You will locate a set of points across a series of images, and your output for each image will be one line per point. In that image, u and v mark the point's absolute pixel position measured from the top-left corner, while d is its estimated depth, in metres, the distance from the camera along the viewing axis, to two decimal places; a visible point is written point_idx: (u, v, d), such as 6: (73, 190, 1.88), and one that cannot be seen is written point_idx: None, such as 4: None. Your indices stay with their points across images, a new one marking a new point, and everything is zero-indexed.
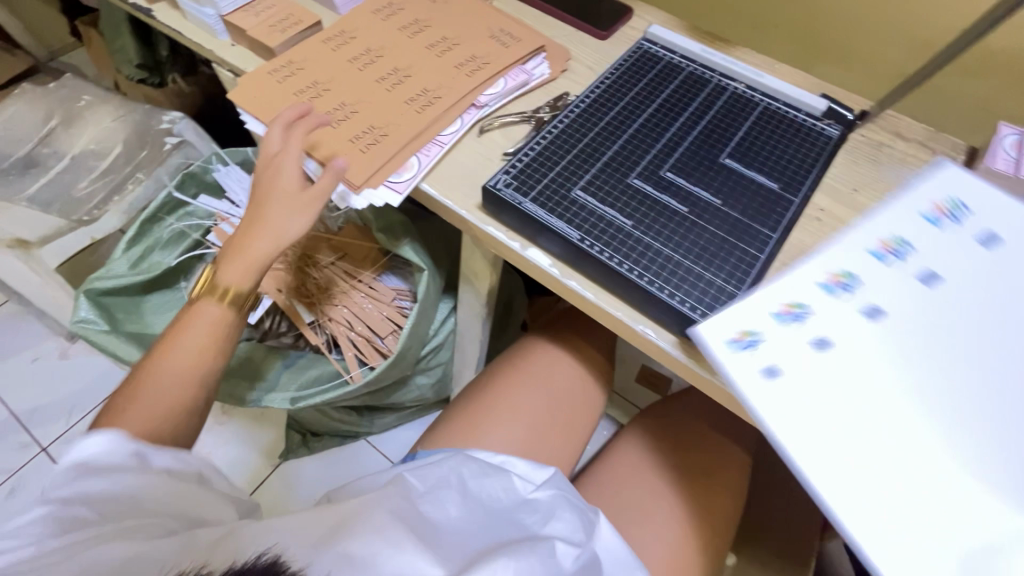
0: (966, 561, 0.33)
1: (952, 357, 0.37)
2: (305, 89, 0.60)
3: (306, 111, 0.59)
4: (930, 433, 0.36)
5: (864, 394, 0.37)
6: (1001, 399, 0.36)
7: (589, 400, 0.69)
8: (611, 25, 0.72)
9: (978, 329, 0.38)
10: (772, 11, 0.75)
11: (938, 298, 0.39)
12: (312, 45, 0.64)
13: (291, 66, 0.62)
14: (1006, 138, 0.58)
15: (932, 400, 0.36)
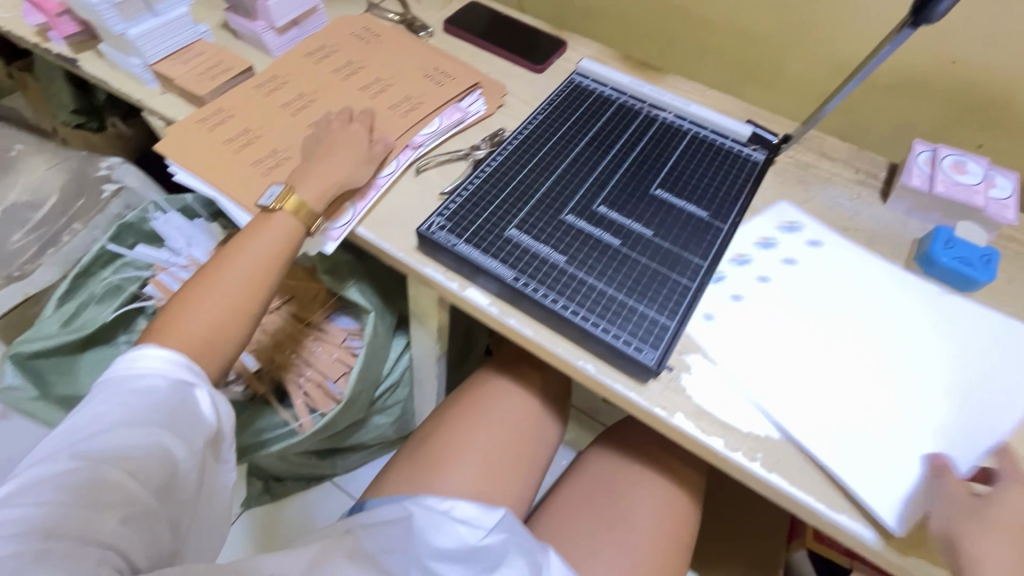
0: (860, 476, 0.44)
1: (818, 324, 0.51)
2: (235, 138, 0.61)
3: (238, 161, 0.59)
4: (833, 370, 0.49)
5: (777, 342, 0.50)
6: (851, 354, 0.50)
7: (546, 433, 0.68)
8: (548, 58, 0.74)
9: (814, 299, 0.53)
10: (703, 44, 0.78)
11: (783, 277, 0.54)
12: (243, 96, 0.64)
13: (222, 118, 0.62)
14: (920, 155, 0.61)
15: (849, 345, 0.50)
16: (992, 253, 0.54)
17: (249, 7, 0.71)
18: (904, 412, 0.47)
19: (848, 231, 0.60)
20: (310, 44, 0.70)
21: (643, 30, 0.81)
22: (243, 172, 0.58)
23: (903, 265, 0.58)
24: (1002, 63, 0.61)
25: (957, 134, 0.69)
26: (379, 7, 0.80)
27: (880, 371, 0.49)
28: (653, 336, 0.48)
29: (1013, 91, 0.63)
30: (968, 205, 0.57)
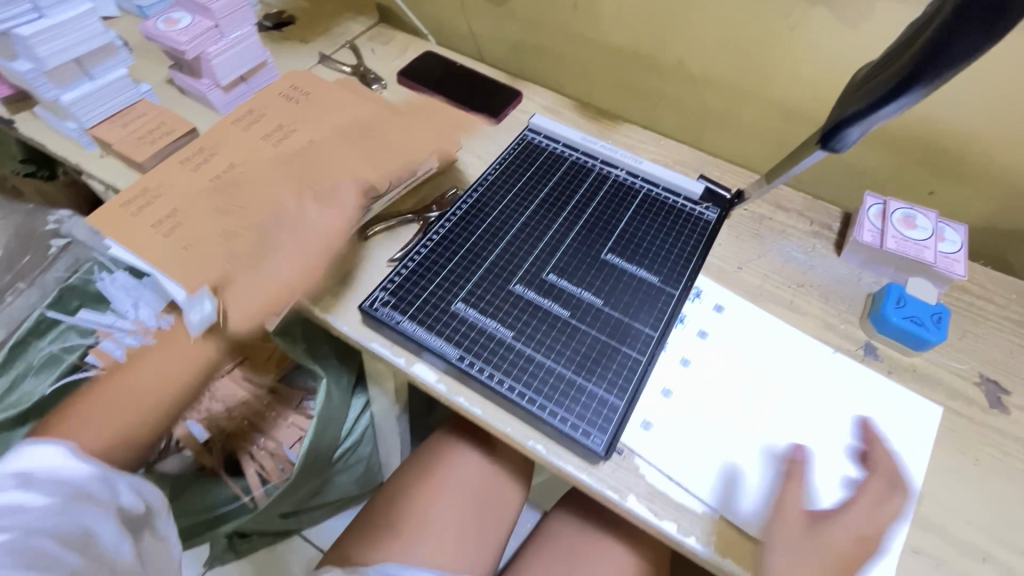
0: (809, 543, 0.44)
1: (764, 380, 0.52)
2: (167, 217, 0.59)
3: (171, 241, 0.58)
4: (776, 429, 0.49)
5: (721, 407, 0.50)
6: (787, 408, 0.51)
7: (508, 497, 0.67)
8: (501, 110, 0.73)
9: (757, 357, 0.54)
10: (659, 93, 0.77)
11: (726, 335, 0.55)
12: (183, 167, 0.63)
13: (161, 193, 0.62)
14: (871, 208, 0.61)
15: (786, 401, 0.51)
16: (942, 312, 0.54)
17: (193, 66, 0.70)
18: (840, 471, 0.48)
19: (803, 287, 0.60)
20: (256, 106, 0.70)
21: (598, 76, 0.81)
22: (176, 253, 0.57)
23: (857, 322, 0.57)
24: (952, 116, 0.60)
25: (908, 183, 0.68)
26: (331, 60, 0.80)
27: (825, 433, 0.49)
28: (600, 413, 0.47)
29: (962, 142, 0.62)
30: (919, 261, 0.56)
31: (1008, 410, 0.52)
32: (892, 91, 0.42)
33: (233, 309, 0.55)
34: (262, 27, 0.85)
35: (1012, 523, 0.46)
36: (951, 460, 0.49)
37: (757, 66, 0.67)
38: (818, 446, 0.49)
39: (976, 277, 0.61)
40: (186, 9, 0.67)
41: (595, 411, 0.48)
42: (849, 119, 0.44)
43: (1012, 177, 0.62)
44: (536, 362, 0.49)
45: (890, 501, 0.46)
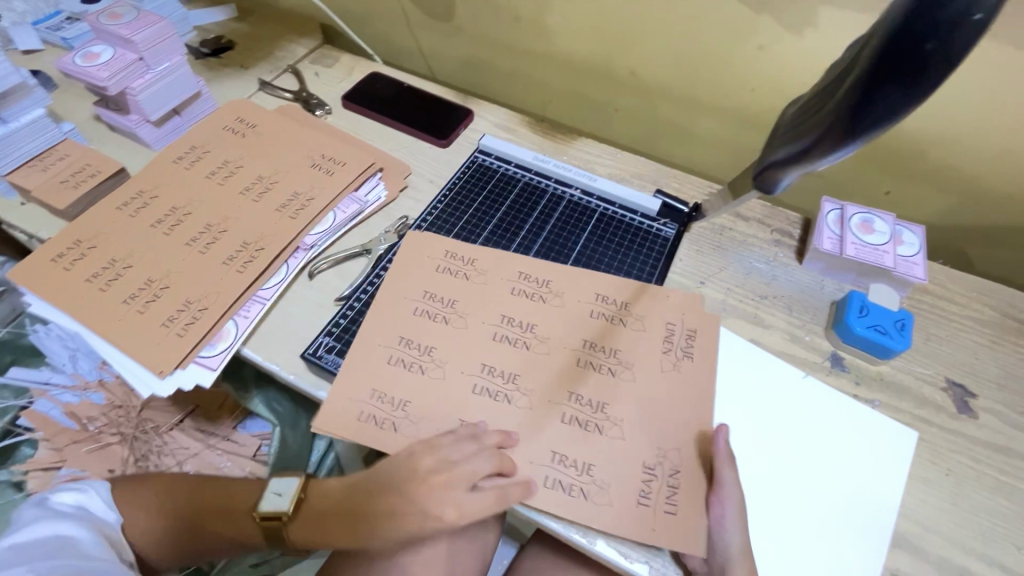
0: (855, 550, 0.44)
1: (774, 394, 0.51)
2: (97, 270, 0.55)
3: (99, 295, 0.54)
4: (794, 443, 0.49)
5: (750, 422, 0.50)
6: (802, 422, 0.50)
7: (476, 534, 0.64)
8: (451, 130, 0.71)
9: (764, 367, 0.53)
10: (615, 104, 0.75)
11: (737, 345, 0.54)
12: (106, 214, 0.59)
13: (82, 244, 0.57)
14: (829, 214, 0.60)
15: (799, 413, 0.50)
16: (907, 318, 0.54)
17: (120, 101, 0.66)
18: (862, 477, 0.47)
19: (766, 299, 0.58)
20: (189, 142, 0.66)
21: (551, 89, 0.78)
22: (109, 309, 0.53)
23: (822, 333, 0.56)
24: (903, 116, 0.60)
25: (867, 182, 0.67)
26: (272, 86, 0.76)
27: (819, 443, 0.49)
28: (572, 467, 0.44)
29: (922, 143, 0.61)
30: (879, 267, 0.56)
31: (976, 414, 0.51)
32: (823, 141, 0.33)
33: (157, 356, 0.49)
34: (199, 53, 0.80)
35: (987, 533, 0.45)
36: (924, 471, 0.48)
37: (710, 76, 0.66)
38: (832, 457, 0.48)
39: (937, 278, 0.60)
40: (107, 42, 0.63)
41: (563, 457, 0.45)
42: (777, 164, 0.35)
43: (965, 175, 0.61)
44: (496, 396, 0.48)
45: (876, 510, 0.46)
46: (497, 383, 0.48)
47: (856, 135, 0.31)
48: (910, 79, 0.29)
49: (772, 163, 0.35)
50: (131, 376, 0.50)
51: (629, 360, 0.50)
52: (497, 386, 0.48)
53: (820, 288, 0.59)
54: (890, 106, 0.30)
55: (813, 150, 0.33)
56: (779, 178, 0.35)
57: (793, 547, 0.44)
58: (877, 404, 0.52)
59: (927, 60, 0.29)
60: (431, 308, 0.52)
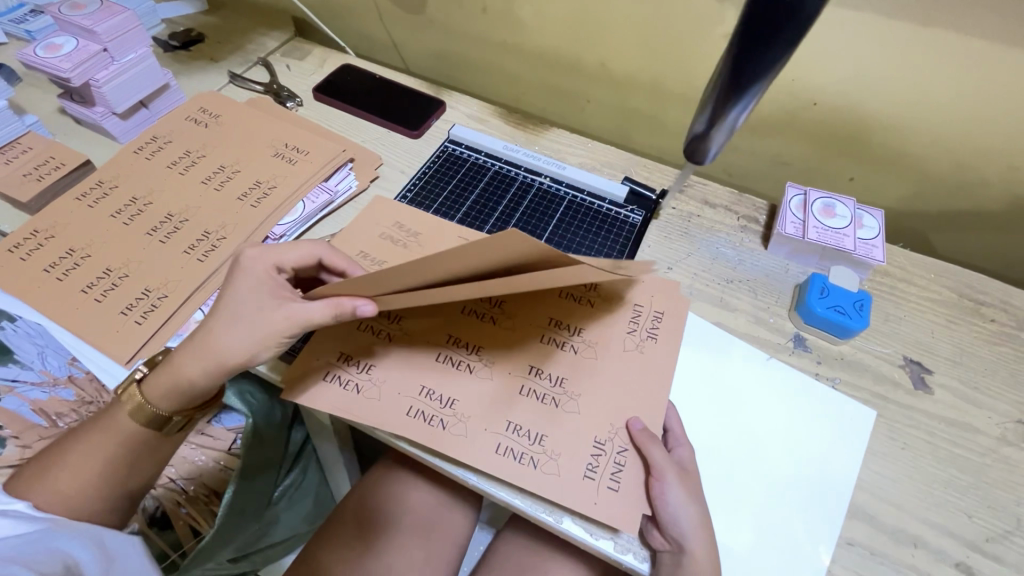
0: (815, 521, 0.45)
1: (738, 375, 0.53)
2: (62, 261, 0.55)
3: (63, 286, 0.53)
4: (757, 421, 0.50)
5: (715, 401, 0.51)
6: (766, 401, 0.51)
7: (452, 520, 0.64)
8: (423, 121, 0.71)
9: (730, 348, 0.54)
10: (586, 94, 0.76)
11: (703, 328, 0.56)
12: (70, 206, 0.59)
13: (47, 236, 0.56)
14: (792, 199, 0.62)
15: (762, 393, 0.52)
16: (865, 298, 0.55)
17: (84, 93, 0.65)
18: (821, 452, 0.48)
19: (731, 283, 0.60)
20: (157, 134, 0.66)
21: (523, 80, 0.79)
22: (70, 298, 0.52)
23: (785, 314, 0.58)
24: (861, 102, 0.61)
25: (831, 168, 0.69)
26: (242, 78, 0.75)
27: (782, 421, 0.50)
28: (537, 447, 0.45)
29: (879, 126, 0.62)
30: (838, 248, 0.57)
31: (931, 390, 0.53)
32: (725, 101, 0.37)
33: (121, 346, 0.49)
34: (168, 46, 0.80)
35: (939, 503, 0.47)
36: (880, 446, 0.50)
37: (677, 65, 0.67)
38: (793, 433, 0.49)
39: (896, 259, 0.62)
40: (71, 33, 0.62)
41: (529, 440, 0.45)
42: (699, 135, 0.40)
43: (921, 159, 0.63)
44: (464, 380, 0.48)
45: (834, 483, 0.47)
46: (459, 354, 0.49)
47: (747, 89, 0.36)
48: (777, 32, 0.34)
49: (696, 134, 0.40)
50: (96, 367, 0.49)
51: (595, 343, 0.50)
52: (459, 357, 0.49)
53: (785, 273, 0.61)
54: (765, 61, 0.34)
55: (719, 111, 0.38)
56: (711, 144, 0.40)
57: (753, 521, 0.45)
58: (837, 382, 0.53)
59: (785, 16, 0.33)
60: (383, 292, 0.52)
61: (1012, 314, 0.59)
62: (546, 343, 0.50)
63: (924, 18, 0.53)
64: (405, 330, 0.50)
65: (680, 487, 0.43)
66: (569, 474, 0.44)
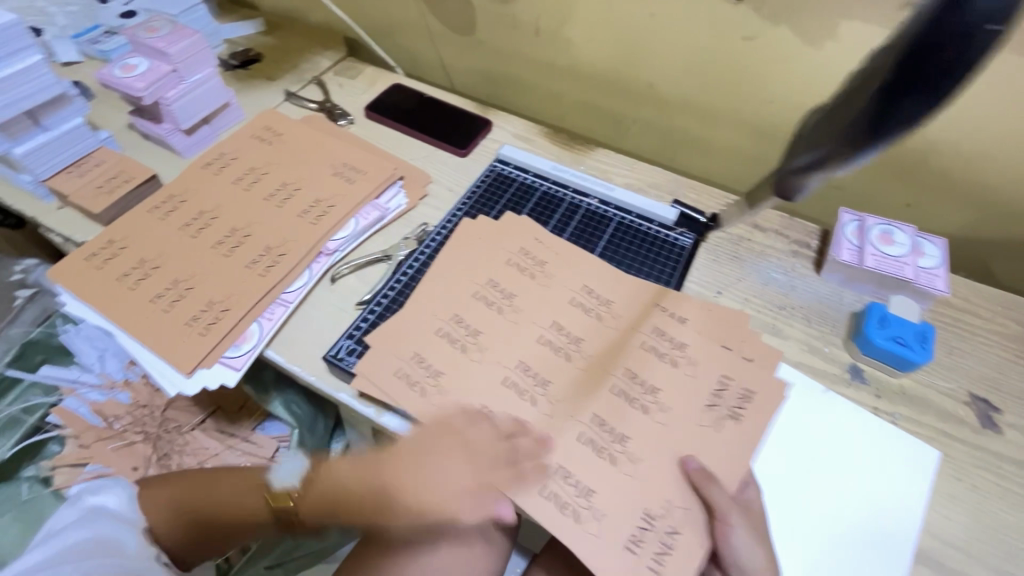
0: (880, 563, 0.43)
1: (794, 407, 0.51)
2: (132, 270, 0.57)
3: (132, 295, 0.56)
4: (816, 455, 0.48)
5: (771, 433, 0.49)
6: (823, 435, 0.49)
7: (490, 537, 0.64)
8: (471, 140, 0.72)
9: (785, 378, 0.53)
10: (632, 115, 0.76)
11: None
12: (142, 216, 0.62)
13: (119, 246, 0.59)
14: (848, 226, 0.60)
15: (820, 426, 0.50)
16: (928, 330, 0.53)
17: (153, 110, 0.68)
18: (884, 490, 0.47)
19: (785, 310, 0.58)
20: (221, 149, 0.69)
21: (569, 100, 0.80)
22: (139, 306, 0.55)
23: (841, 344, 0.56)
24: (922, 128, 0.59)
25: (888, 194, 0.67)
26: (298, 96, 0.78)
27: (842, 457, 0.48)
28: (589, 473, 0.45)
29: (944, 152, 0.60)
30: (900, 278, 0.55)
31: (1000, 430, 0.50)
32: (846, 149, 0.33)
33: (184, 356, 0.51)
34: (228, 65, 0.84)
35: (1014, 553, 0.44)
36: (948, 488, 0.47)
37: (729, 89, 0.66)
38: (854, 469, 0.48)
39: (959, 290, 0.60)
40: (144, 54, 0.66)
41: (579, 468, 0.45)
42: (800, 171, 0.36)
43: (986, 186, 0.61)
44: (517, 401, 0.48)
45: (899, 524, 0.45)
46: (527, 381, 0.49)
47: (878, 141, 0.32)
48: (934, 85, 0.30)
49: (796, 168, 0.36)
50: (159, 374, 0.51)
51: (646, 369, 0.50)
52: (526, 384, 0.49)
53: (842, 300, 0.59)
54: (904, 115, 0.31)
55: (832, 157, 0.34)
56: (808, 183, 0.36)
57: (814, 563, 0.43)
58: (898, 417, 0.51)
59: (946, 66, 0.29)
60: (456, 331, 0.52)
61: None
62: (598, 368, 0.50)
63: (1001, 47, 0.51)
64: (466, 348, 0.51)
65: (738, 522, 0.42)
66: (636, 509, 0.44)
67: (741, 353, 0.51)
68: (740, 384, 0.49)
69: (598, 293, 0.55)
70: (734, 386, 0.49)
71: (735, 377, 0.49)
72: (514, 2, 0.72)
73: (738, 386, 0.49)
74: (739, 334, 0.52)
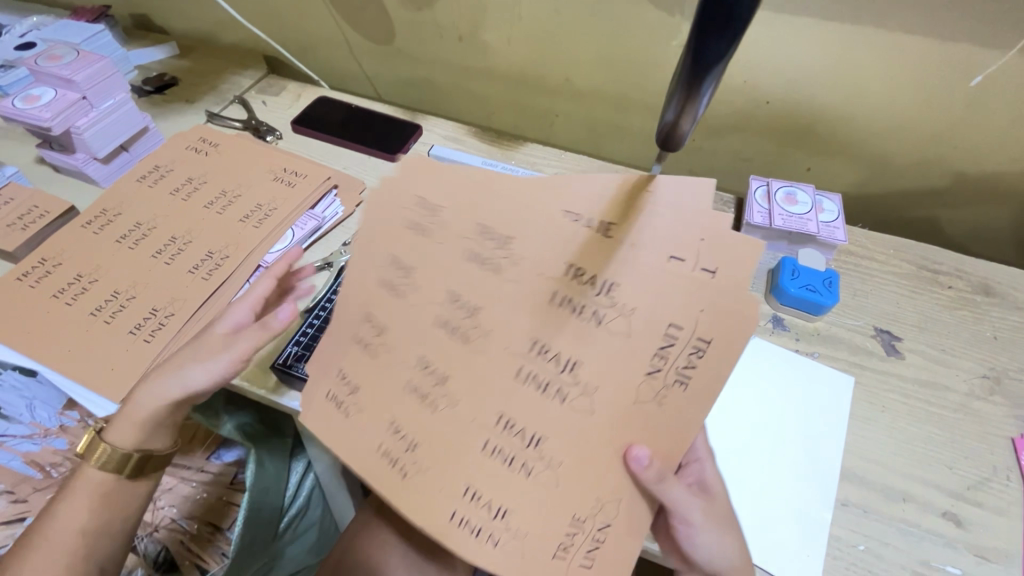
0: (815, 485, 0.48)
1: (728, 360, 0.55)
2: (68, 286, 0.56)
3: (63, 317, 0.53)
4: (749, 398, 0.53)
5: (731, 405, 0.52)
6: (756, 379, 0.54)
7: None
8: (402, 145, 0.73)
9: None
10: (555, 108, 0.80)
11: None
12: (74, 235, 0.60)
13: (51, 264, 0.57)
14: (757, 191, 0.65)
15: (752, 371, 0.55)
16: (833, 276, 0.59)
17: (63, 141, 0.65)
18: (812, 422, 0.51)
19: None
20: (144, 164, 0.67)
21: (493, 101, 0.83)
22: (78, 326, 0.53)
23: (762, 298, 0.61)
24: (809, 97, 0.66)
25: (789, 161, 0.74)
26: (219, 116, 0.77)
27: (772, 396, 0.53)
28: (500, 515, 0.34)
29: (829, 117, 0.67)
30: (805, 233, 0.61)
31: (902, 355, 0.57)
32: (693, 87, 0.36)
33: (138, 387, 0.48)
34: (142, 91, 0.81)
35: (923, 459, 0.50)
36: (862, 410, 0.53)
37: (638, 77, 0.71)
38: (784, 405, 0.52)
39: (856, 238, 0.66)
40: (48, 84, 0.63)
41: (490, 507, 0.34)
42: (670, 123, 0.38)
43: (869, 144, 0.68)
44: (426, 397, 0.35)
45: (826, 450, 0.50)
46: (428, 382, 0.36)
47: (706, 75, 0.36)
48: (727, 19, 0.33)
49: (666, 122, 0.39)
50: (93, 400, 0.49)
51: (573, 342, 0.34)
52: (428, 387, 0.36)
53: (760, 258, 0.64)
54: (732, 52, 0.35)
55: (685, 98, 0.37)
56: (685, 128, 0.39)
57: (755, 491, 0.47)
58: (816, 355, 0.57)
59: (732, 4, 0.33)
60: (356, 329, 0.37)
61: (967, 279, 0.63)
62: (506, 354, 0.35)
63: (864, 22, 0.57)
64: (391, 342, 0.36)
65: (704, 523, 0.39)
66: (564, 512, 0.33)
67: (697, 264, 0.32)
68: (691, 335, 0.32)
69: (495, 233, 0.35)
70: (684, 339, 0.32)
71: (685, 323, 0.32)
72: (429, 9, 0.74)
73: (688, 339, 0.32)
74: (696, 236, 0.32)
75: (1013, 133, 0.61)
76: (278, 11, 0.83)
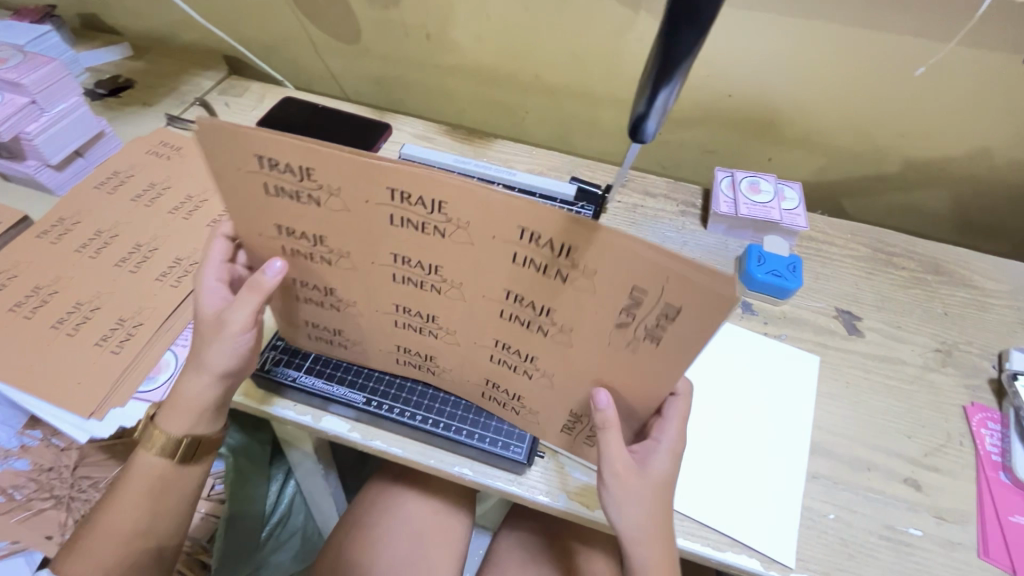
0: (786, 461, 0.50)
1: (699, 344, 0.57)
2: (26, 299, 0.53)
3: (22, 331, 0.51)
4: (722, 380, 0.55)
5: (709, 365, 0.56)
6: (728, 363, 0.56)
7: (449, 520, 0.65)
8: (372, 144, 0.73)
9: None
10: (524, 105, 0.81)
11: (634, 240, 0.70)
12: (30, 245, 0.57)
13: (5, 276, 0.55)
14: (722, 181, 0.68)
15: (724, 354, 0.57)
16: (796, 261, 0.62)
17: (12, 147, 0.62)
18: (781, 400, 0.54)
19: None
20: (102, 170, 0.65)
21: (463, 98, 0.83)
22: (40, 339, 0.51)
23: None
24: (766, 91, 0.69)
25: (750, 153, 0.77)
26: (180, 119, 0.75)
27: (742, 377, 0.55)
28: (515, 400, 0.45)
29: (786, 109, 0.70)
30: (768, 220, 0.63)
31: (862, 333, 0.60)
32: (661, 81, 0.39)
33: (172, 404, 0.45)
34: (96, 94, 0.78)
35: (883, 429, 0.53)
36: (827, 387, 0.55)
37: (604, 73, 0.73)
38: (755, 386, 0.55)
39: (817, 224, 0.70)
40: None
41: (509, 397, 0.45)
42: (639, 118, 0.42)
43: (826, 134, 0.71)
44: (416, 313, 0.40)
45: (795, 426, 0.52)
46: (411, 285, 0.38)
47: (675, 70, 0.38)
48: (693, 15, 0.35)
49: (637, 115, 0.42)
50: (60, 415, 0.47)
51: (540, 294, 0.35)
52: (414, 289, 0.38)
53: (726, 245, 0.67)
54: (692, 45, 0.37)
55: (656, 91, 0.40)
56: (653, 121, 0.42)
57: (730, 469, 0.49)
58: (784, 337, 0.59)
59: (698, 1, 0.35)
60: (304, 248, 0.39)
61: (919, 260, 0.66)
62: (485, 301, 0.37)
63: (814, 18, 0.60)
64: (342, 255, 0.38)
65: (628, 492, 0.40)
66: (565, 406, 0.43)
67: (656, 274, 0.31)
68: (657, 300, 0.32)
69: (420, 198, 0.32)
70: (649, 305, 0.32)
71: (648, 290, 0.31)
72: (394, 7, 0.73)
73: (653, 303, 0.32)
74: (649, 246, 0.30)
75: (952, 121, 0.65)
76: (237, 10, 0.81)
